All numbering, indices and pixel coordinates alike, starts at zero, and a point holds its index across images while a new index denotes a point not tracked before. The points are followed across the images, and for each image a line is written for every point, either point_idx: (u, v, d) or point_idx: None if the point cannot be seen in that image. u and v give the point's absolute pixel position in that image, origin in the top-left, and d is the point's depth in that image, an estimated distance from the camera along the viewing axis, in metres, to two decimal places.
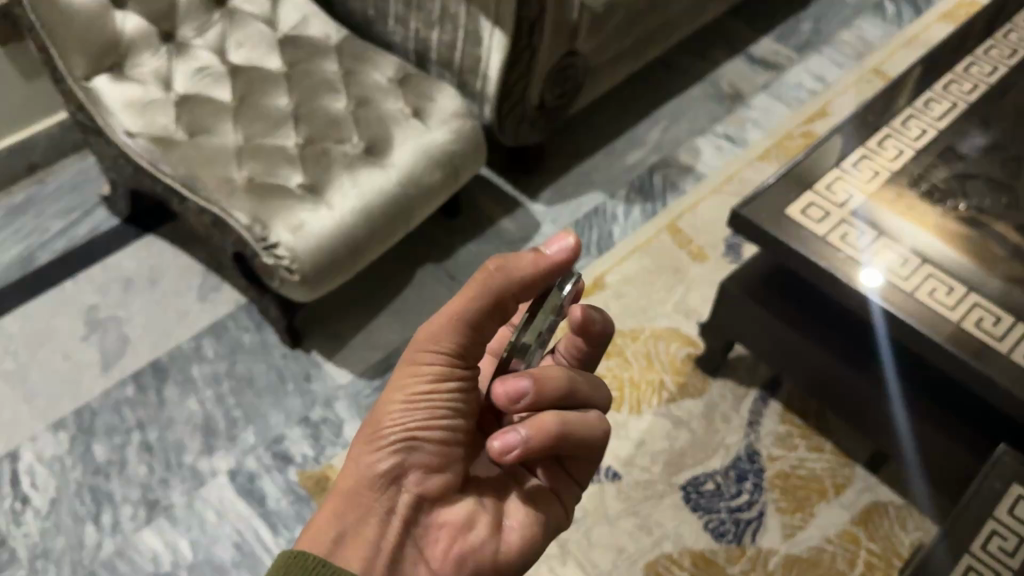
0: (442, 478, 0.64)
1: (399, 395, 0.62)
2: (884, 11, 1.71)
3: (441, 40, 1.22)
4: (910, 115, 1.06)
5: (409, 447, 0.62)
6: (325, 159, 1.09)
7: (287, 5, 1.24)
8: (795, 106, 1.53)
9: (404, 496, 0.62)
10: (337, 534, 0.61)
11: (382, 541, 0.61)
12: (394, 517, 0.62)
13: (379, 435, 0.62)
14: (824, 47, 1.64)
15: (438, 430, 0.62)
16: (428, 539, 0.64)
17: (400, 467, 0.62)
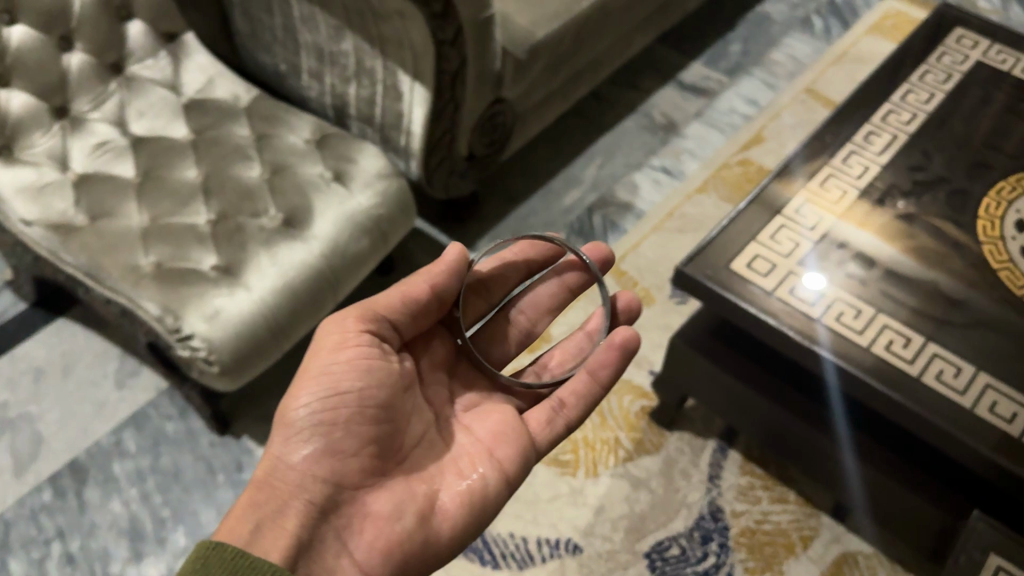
0: (360, 466, 0.69)
1: (307, 381, 0.69)
2: (812, 27, 1.69)
3: (359, 95, 1.15)
4: (851, 151, 1.02)
5: (321, 432, 0.67)
6: (239, 237, 1.01)
7: (190, 67, 1.16)
8: (729, 133, 1.50)
9: (319, 485, 0.66)
10: (254, 524, 0.63)
11: (301, 530, 0.64)
12: (310, 508, 0.65)
13: (290, 425, 0.67)
14: (754, 68, 1.61)
15: (343, 411, 0.68)
16: (352, 529, 0.67)
17: (312, 456, 0.67)
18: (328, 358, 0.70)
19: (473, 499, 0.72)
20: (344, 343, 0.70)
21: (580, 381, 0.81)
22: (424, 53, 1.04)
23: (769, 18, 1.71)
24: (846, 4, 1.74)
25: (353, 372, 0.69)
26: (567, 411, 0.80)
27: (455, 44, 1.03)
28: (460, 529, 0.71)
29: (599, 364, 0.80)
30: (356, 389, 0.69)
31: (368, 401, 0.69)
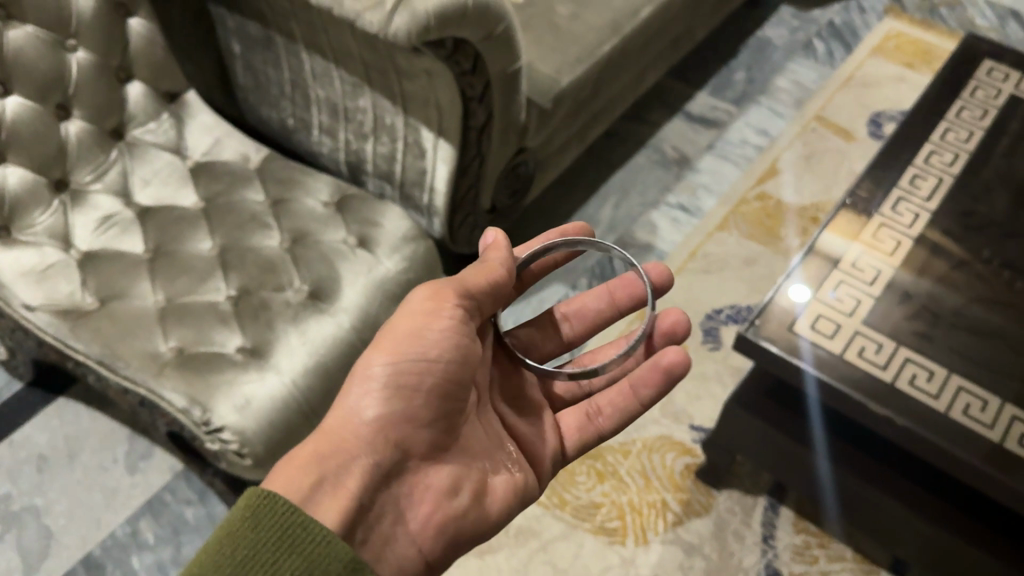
0: (427, 438, 0.72)
1: (393, 345, 0.71)
2: (814, 52, 1.66)
3: (377, 152, 1.09)
4: (899, 198, 0.99)
5: (400, 399, 0.70)
6: (265, 314, 0.94)
7: (194, 128, 1.09)
8: (744, 166, 1.47)
9: (387, 449, 0.69)
10: (316, 479, 0.64)
11: (362, 494, 0.66)
12: (375, 468, 0.67)
13: (371, 383, 0.70)
14: (762, 96, 1.57)
15: (424, 384, 0.71)
16: (409, 497, 0.70)
17: (387, 418, 0.69)
18: (419, 327, 0.71)
19: (512, 488, 0.77)
20: (439, 316, 0.72)
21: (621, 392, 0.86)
22: (450, 112, 0.99)
23: (770, 43, 1.67)
24: (845, 26, 1.71)
25: (441, 346, 0.71)
26: (602, 419, 0.87)
27: (482, 100, 1.00)
28: (500, 510, 0.76)
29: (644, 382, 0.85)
30: (440, 361, 0.71)
31: (448, 379, 0.72)
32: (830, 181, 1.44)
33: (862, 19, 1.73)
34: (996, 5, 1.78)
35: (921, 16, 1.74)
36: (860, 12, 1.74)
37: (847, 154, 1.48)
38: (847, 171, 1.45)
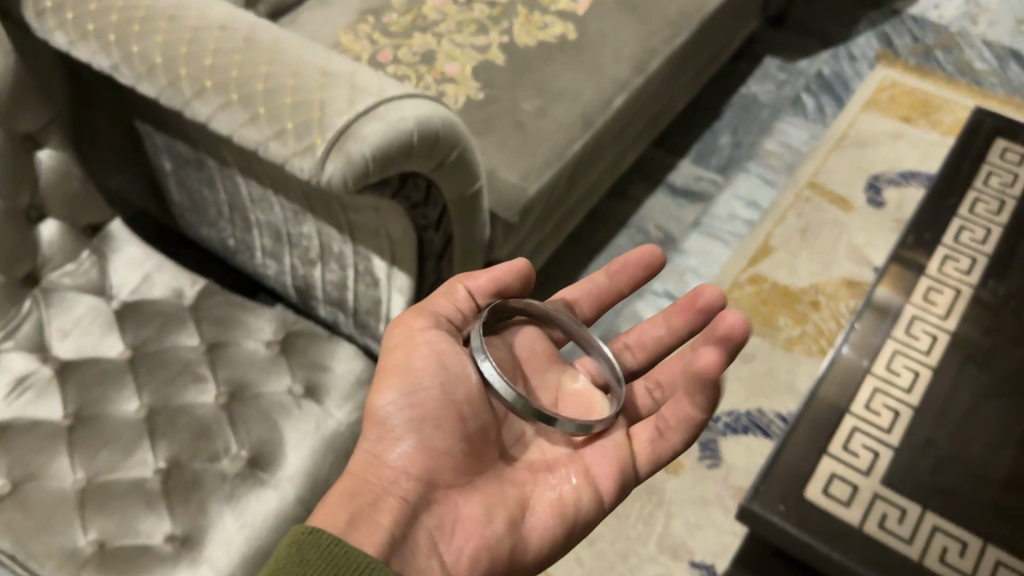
0: (449, 466, 0.66)
1: (391, 377, 0.66)
2: (804, 108, 1.55)
3: (326, 279, 0.97)
4: (913, 318, 0.88)
5: (411, 430, 0.65)
6: (197, 492, 0.82)
7: (119, 264, 0.98)
8: (734, 244, 1.36)
9: (411, 483, 0.63)
10: (348, 517, 0.60)
11: (394, 526, 0.61)
12: (404, 505, 0.62)
13: (381, 423, 0.65)
14: (749, 162, 1.47)
15: (432, 406, 0.65)
16: (441, 531, 0.64)
17: (405, 453, 0.64)
18: (402, 357, 0.67)
19: (566, 510, 0.68)
20: (417, 341, 0.68)
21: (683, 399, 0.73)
22: (402, 244, 0.88)
23: (756, 100, 1.57)
24: (835, 77, 1.61)
25: (431, 366, 0.66)
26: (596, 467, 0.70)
27: (438, 227, 0.90)
28: (548, 542, 0.67)
29: (690, 392, 0.69)
30: (436, 384, 0.66)
31: (455, 398, 0.67)
32: (829, 257, 1.33)
33: (853, 69, 1.62)
34: (995, 45, 1.68)
35: (915, 63, 1.64)
36: (850, 61, 1.64)
37: (846, 225, 1.37)
38: (847, 245, 1.34)
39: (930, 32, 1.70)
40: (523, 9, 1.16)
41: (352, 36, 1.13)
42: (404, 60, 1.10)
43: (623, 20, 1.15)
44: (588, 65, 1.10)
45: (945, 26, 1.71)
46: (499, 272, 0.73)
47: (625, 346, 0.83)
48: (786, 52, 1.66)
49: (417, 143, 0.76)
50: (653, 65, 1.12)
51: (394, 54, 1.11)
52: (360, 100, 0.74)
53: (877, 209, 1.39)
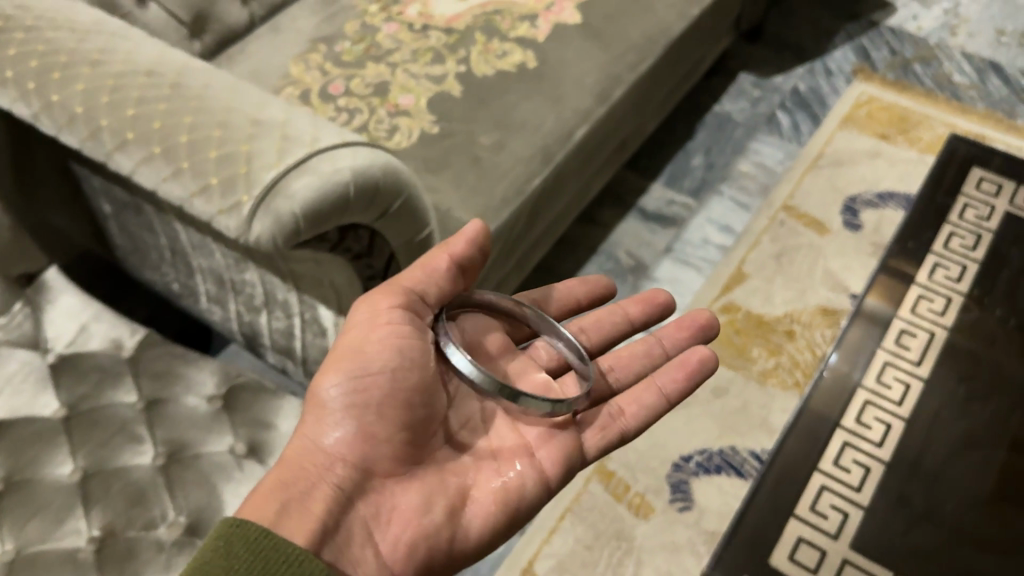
0: (390, 452, 0.63)
1: (338, 361, 0.63)
2: (779, 126, 1.52)
3: (272, 326, 0.93)
4: (866, 403, 0.95)
5: (353, 415, 0.62)
6: (131, 565, 0.76)
7: (55, 315, 0.93)
8: (707, 271, 1.32)
9: (347, 470, 0.61)
10: (279, 508, 0.57)
11: (327, 516, 0.58)
12: (338, 493, 0.60)
13: (323, 405, 0.62)
14: (722, 185, 1.43)
15: (377, 392, 0.62)
16: (377, 519, 0.61)
17: (345, 438, 0.61)
18: (360, 336, 0.64)
19: (509, 498, 0.66)
20: (382, 320, 0.64)
21: (645, 393, 0.76)
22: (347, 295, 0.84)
23: (730, 118, 1.53)
24: (811, 93, 1.57)
25: (388, 351, 0.63)
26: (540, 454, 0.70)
27: (386, 275, 0.85)
28: (490, 531, 0.65)
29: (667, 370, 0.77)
30: (387, 368, 0.63)
31: (403, 384, 0.63)
32: (805, 283, 1.29)
33: (829, 84, 1.59)
34: (975, 57, 1.64)
35: (893, 77, 1.60)
36: (826, 76, 1.60)
37: (822, 250, 1.33)
38: (823, 271, 1.30)
39: (909, 45, 1.66)
40: (481, 36, 1.11)
41: (302, 67, 1.09)
42: (356, 91, 1.06)
43: (585, 46, 1.11)
44: (548, 95, 1.06)
45: (924, 38, 1.68)
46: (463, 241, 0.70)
47: (581, 330, 0.83)
48: (761, 67, 1.62)
49: (355, 195, 0.72)
50: (617, 94, 1.08)
51: (346, 86, 1.06)
52: (290, 153, 0.69)
53: (854, 232, 1.35)
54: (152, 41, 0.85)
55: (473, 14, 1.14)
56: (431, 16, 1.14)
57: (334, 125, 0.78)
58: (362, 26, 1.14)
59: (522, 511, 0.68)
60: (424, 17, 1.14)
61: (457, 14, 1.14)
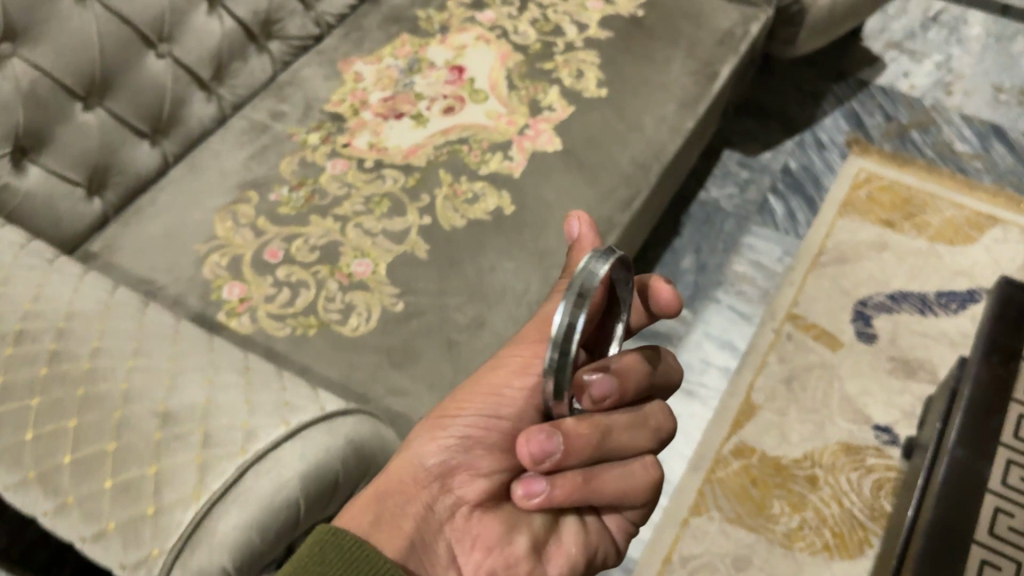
0: (496, 484, 0.54)
1: (475, 389, 0.56)
2: (772, 215, 1.37)
3: None
4: None
5: (464, 446, 0.54)
6: None
7: None
8: (712, 402, 1.15)
9: (442, 494, 0.53)
10: (374, 517, 0.50)
11: (415, 532, 0.51)
12: (428, 515, 0.52)
13: (436, 426, 0.54)
14: (718, 291, 1.28)
15: (509, 425, 0.55)
16: (461, 545, 0.53)
17: (451, 465, 0.53)
18: (498, 379, 0.56)
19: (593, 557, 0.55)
20: (529, 367, 0.57)
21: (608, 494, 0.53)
22: None
23: (718, 209, 1.38)
24: (804, 173, 1.43)
25: (520, 399, 0.55)
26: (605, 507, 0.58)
27: None
28: None
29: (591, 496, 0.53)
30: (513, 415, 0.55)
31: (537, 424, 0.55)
32: (822, 414, 1.14)
33: (823, 160, 1.44)
34: (974, 120, 1.51)
35: (891, 148, 1.46)
36: (819, 151, 1.46)
37: (836, 370, 1.18)
38: (840, 397, 1.15)
39: (903, 108, 1.53)
40: (446, 175, 0.93)
41: (229, 225, 0.89)
42: (298, 257, 0.86)
43: (569, 180, 0.94)
44: (531, 249, 0.88)
45: (918, 99, 1.54)
46: (590, 234, 0.59)
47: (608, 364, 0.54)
48: (746, 143, 1.47)
49: (312, 502, 0.53)
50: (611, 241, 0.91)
51: (284, 251, 0.87)
52: (215, 470, 0.51)
53: (869, 344, 1.21)
54: (27, 259, 0.65)
55: (434, 144, 0.96)
56: (383, 149, 0.95)
57: (276, 384, 0.59)
58: (301, 163, 0.94)
59: (594, 564, 0.56)
60: (375, 150, 0.95)
61: (415, 145, 0.96)
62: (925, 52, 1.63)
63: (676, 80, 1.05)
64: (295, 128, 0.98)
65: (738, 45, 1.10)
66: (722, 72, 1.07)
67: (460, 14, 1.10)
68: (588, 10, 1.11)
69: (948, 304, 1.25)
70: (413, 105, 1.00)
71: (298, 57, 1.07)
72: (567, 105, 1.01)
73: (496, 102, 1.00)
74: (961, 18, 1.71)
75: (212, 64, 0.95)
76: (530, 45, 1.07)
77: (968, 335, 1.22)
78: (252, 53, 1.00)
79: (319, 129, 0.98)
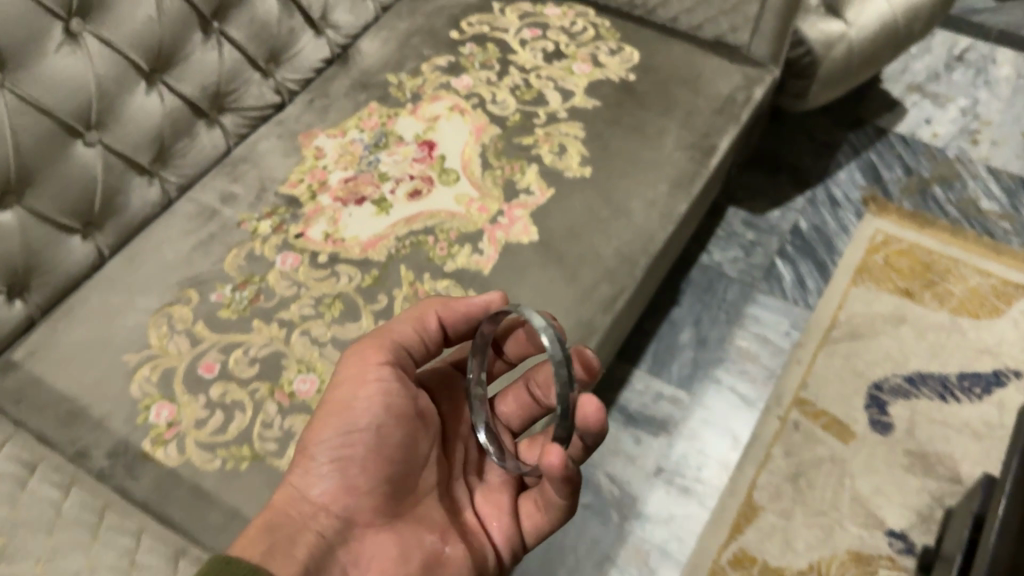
0: (374, 502, 0.61)
1: (327, 413, 0.61)
2: (780, 282, 1.26)
3: None
4: None
5: (337, 468, 0.60)
6: None
7: None
8: (710, 500, 1.05)
9: (331, 521, 0.59)
10: (264, 550, 0.54)
11: (311, 559, 0.56)
12: (322, 540, 0.58)
13: (308, 458, 0.60)
14: (718, 370, 1.17)
15: (367, 442, 0.61)
16: (356, 565, 0.60)
17: (332, 491, 0.60)
18: (346, 392, 0.62)
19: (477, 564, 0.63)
20: (372, 378, 0.62)
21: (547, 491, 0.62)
22: None
23: (720, 274, 1.28)
24: (816, 234, 1.32)
25: (374, 409, 0.61)
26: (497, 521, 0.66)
27: None
28: None
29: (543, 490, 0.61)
30: (373, 426, 0.61)
31: (394, 438, 0.62)
32: (830, 517, 1.04)
33: (836, 219, 1.34)
34: (1003, 174, 1.39)
35: (911, 207, 1.35)
36: (832, 208, 1.35)
37: (847, 465, 1.08)
38: (850, 498, 1.05)
39: (925, 160, 1.41)
40: (407, 273, 0.84)
41: (164, 331, 0.80)
42: (235, 372, 0.77)
43: (544, 276, 0.84)
44: None
45: (941, 149, 1.43)
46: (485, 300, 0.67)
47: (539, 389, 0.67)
48: (752, 199, 1.36)
49: None
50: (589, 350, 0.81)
51: (221, 363, 0.78)
52: None
53: (883, 435, 1.10)
54: None
55: (396, 235, 0.86)
56: (340, 240, 0.86)
57: None
58: (248, 257, 0.85)
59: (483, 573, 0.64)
60: (331, 242, 0.86)
61: (376, 236, 0.86)
62: (950, 95, 1.51)
63: (669, 155, 0.95)
64: (245, 214, 0.89)
65: (738, 113, 1.00)
66: (720, 145, 0.97)
67: (434, 79, 1.01)
68: (573, 75, 1.01)
69: (971, 388, 1.14)
70: (376, 188, 0.91)
71: (256, 128, 0.98)
72: (546, 187, 0.91)
73: (468, 184, 0.91)
74: (989, 56, 1.59)
75: (152, 147, 0.86)
76: (509, 116, 0.97)
77: (993, 425, 1.11)
78: (201, 129, 0.91)
79: (271, 214, 0.89)
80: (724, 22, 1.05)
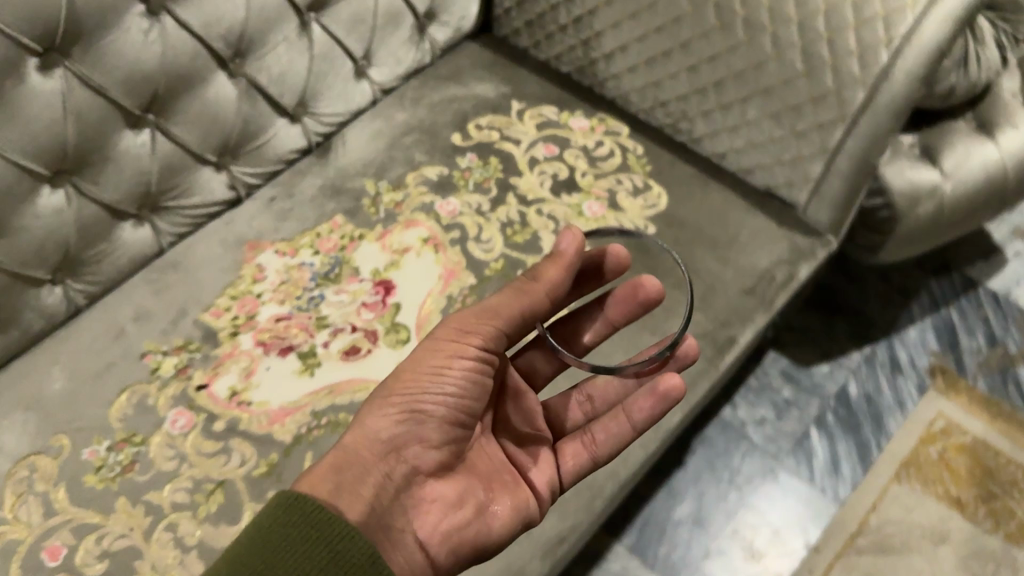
0: (437, 456, 0.59)
1: (414, 368, 0.58)
2: (809, 459, 1.07)
3: None
4: None
5: (411, 420, 0.58)
6: None
7: None
8: None
9: (399, 465, 0.58)
10: (334, 486, 0.54)
11: (375, 502, 0.56)
12: (385, 485, 0.57)
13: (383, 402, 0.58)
14: (711, 564, 0.99)
15: (448, 398, 0.58)
16: (416, 510, 0.58)
17: (401, 438, 0.58)
18: (437, 358, 0.58)
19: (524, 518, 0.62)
20: (467, 347, 0.58)
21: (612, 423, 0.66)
22: None
23: (740, 434, 1.09)
24: (864, 403, 1.11)
25: (462, 376, 0.58)
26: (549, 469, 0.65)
27: None
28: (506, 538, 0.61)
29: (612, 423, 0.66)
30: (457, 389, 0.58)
31: (468, 398, 0.60)
32: None
33: (893, 388, 1.13)
34: None
35: (986, 387, 1.13)
36: (891, 374, 1.14)
37: None
38: None
39: (1015, 329, 1.19)
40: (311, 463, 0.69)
41: (19, 490, 0.67)
42: (80, 566, 0.64)
43: None
44: None
45: None
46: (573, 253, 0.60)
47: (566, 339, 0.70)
48: (798, 345, 1.16)
49: None
50: None
51: (68, 550, 0.65)
52: None
53: None
54: None
55: (314, 408, 0.72)
56: (247, 404, 0.72)
57: None
58: (138, 406, 0.72)
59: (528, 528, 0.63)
60: (235, 404, 0.72)
61: (290, 405, 0.72)
62: None
63: None
64: (153, 343, 0.76)
65: (773, 297, 0.81)
66: (740, 339, 0.78)
67: (417, 197, 0.86)
68: (580, 219, 0.85)
69: None
70: (309, 336, 0.76)
71: (201, 226, 0.84)
72: None
73: None
74: None
75: (54, 256, 0.72)
76: (490, 263, 0.81)
77: None
78: (125, 231, 0.78)
79: (180, 351, 0.75)
80: (780, 174, 0.86)
